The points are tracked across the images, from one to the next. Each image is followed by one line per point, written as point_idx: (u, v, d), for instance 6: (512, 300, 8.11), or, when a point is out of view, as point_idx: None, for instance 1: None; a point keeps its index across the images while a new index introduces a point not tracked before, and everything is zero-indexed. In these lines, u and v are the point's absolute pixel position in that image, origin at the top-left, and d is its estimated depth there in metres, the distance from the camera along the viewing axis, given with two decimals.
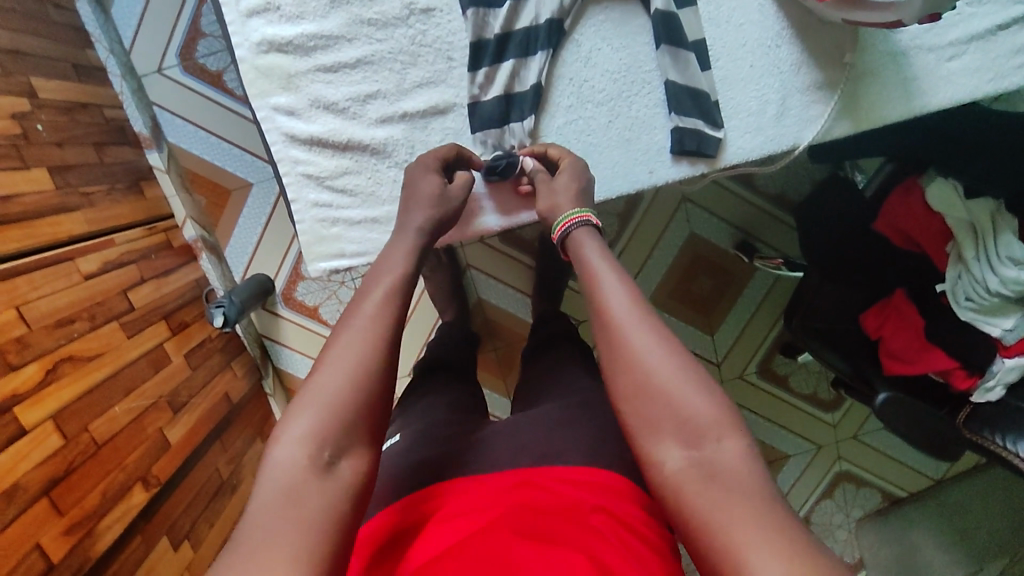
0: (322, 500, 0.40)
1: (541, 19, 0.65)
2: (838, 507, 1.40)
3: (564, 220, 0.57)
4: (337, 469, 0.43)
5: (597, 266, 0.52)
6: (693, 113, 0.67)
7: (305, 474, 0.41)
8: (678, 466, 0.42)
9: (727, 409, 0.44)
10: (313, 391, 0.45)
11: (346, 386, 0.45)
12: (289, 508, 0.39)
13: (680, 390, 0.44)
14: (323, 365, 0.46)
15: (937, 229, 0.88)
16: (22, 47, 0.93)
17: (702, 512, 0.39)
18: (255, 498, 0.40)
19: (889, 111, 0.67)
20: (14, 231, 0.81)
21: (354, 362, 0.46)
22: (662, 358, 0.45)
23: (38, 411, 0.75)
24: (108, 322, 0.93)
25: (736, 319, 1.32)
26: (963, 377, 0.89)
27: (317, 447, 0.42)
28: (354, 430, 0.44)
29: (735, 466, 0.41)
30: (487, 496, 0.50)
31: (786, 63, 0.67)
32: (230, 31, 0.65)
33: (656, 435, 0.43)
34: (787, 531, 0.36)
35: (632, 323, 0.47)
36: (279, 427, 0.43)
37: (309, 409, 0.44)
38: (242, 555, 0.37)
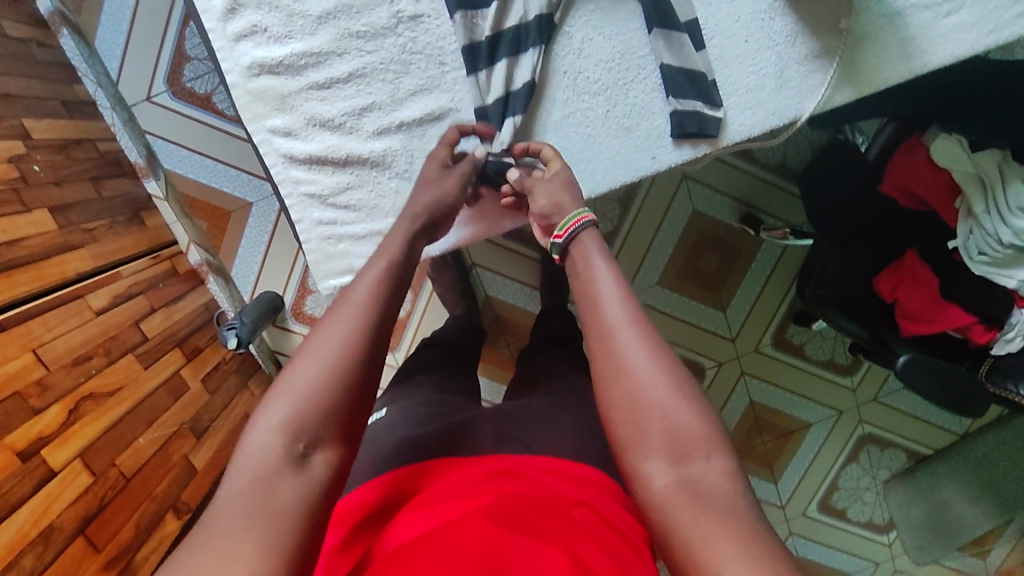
0: (292, 491, 0.42)
1: (533, 14, 0.64)
2: (864, 470, 1.41)
3: (570, 221, 0.56)
4: (310, 460, 0.44)
5: (601, 273, 0.52)
6: (691, 94, 0.66)
7: (279, 463, 0.43)
8: (664, 483, 0.42)
9: (714, 425, 0.44)
10: (291, 379, 0.46)
11: (323, 376, 0.46)
12: (258, 492, 0.41)
13: (668, 402, 0.44)
14: (303, 353, 0.47)
15: (945, 186, 0.87)
16: (12, 90, 0.94)
17: (684, 529, 0.40)
18: (227, 479, 0.42)
19: (890, 73, 0.65)
20: (22, 275, 0.81)
21: (332, 353, 0.47)
22: (648, 365, 0.46)
23: (65, 451, 0.76)
24: (124, 355, 0.93)
25: (747, 292, 1.31)
26: (981, 331, 0.89)
27: (292, 437, 0.44)
28: (329, 425, 0.45)
29: (719, 485, 0.42)
30: (467, 483, 0.54)
31: (781, 35, 0.65)
32: (219, 57, 0.65)
33: (643, 448, 0.44)
34: (760, 549, 0.38)
35: (627, 331, 0.48)
36: (257, 412, 0.45)
37: (283, 395, 0.45)
38: (204, 540, 0.39)
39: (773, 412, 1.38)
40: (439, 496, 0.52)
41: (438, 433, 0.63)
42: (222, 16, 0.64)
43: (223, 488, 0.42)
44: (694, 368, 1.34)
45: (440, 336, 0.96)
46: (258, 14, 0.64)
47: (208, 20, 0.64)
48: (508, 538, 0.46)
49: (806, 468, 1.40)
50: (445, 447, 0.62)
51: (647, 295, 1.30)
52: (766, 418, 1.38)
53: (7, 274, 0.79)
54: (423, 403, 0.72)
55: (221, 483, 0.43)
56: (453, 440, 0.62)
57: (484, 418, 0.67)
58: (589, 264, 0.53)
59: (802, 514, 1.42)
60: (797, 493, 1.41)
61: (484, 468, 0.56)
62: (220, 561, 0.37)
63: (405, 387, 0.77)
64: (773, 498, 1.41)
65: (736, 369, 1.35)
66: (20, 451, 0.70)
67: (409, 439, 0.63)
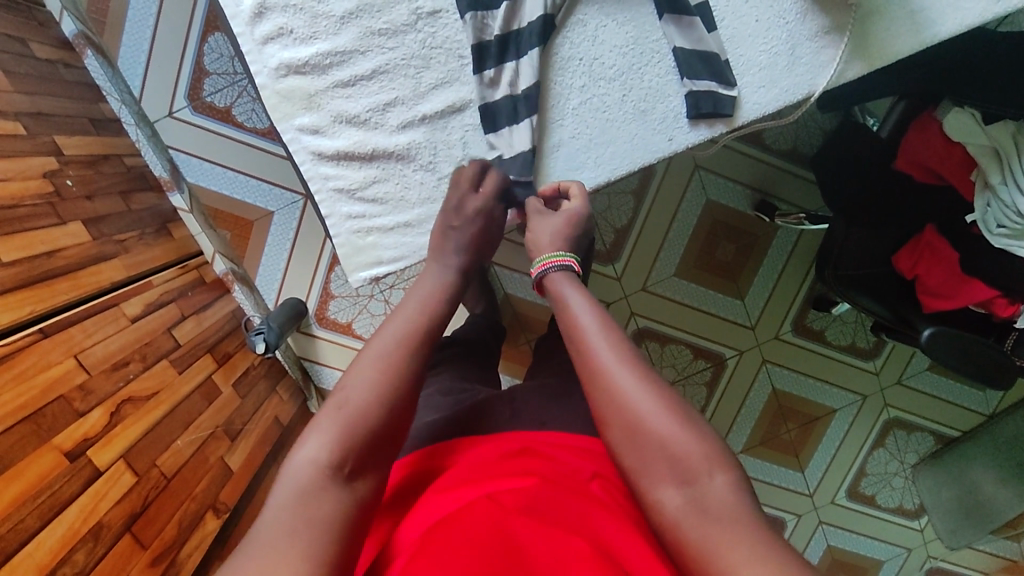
0: (334, 502, 0.44)
1: (534, 15, 0.64)
2: (892, 455, 1.41)
3: (544, 260, 0.63)
4: (356, 482, 0.46)
5: (583, 311, 0.56)
6: (705, 75, 0.66)
7: (325, 477, 0.45)
8: (676, 505, 0.45)
9: (713, 446, 0.47)
10: (338, 404, 0.49)
11: (367, 404, 0.50)
12: (306, 500, 0.43)
13: (669, 430, 0.47)
14: (345, 387, 0.51)
15: (960, 159, 0.88)
16: (43, 109, 0.98)
17: (700, 547, 0.42)
18: (274, 493, 0.44)
19: (901, 45, 0.66)
20: (61, 284, 0.84)
21: (377, 382, 0.51)
22: (648, 396, 0.49)
23: (109, 452, 0.78)
24: (159, 361, 0.95)
25: (766, 277, 1.32)
26: (1005, 305, 0.89)
27: (339, 459, 0.46)
28: (371, 450, 0.49)
29: (726, 499, 0.44)
30: (488, 465, 0.55)
31: (791, 13, 0.66)
32: (249, 61, 0.65)
33: (651, 476, 0.47)
34: (771, 550, 0.41)
35: (627, 366, 0.51)
36: (302, 436, 0.48)
37: (331, 417, 0.48)
38: (260, 545, 0.40)
39: (796, 399, 1.38)
40: (457, 476, 0.54)
41: (470, 423, 0.64)
42: (250, 21, 0.65)
43: (271, 498, 0.44)
44: (715, 357, 1.35)
45: (462, 333, 0.97)
46: (285, 17, 0.64)
47: (236, 25, 0.65)
48: (532, 515, 0.47)
49: (832, 455, 1.40)
50: (479, 434, 0.62)
51: (665, 286, 1.31)
52: (789, 405, 1.38)
53: (47, 283, 0.82)
54: (447, 394, 0.73)
55: (268, 496, 0.44)
56: (485, 428, 0.63)
57: (513, 404, 0.68)
58: (565, 304, 0.58)
59: (831, 501, 1.41)
60: (825, 481, 1.40)
61: (502, 451, 0.57)
62: (275, 562, 0.39)
63: (432, 379, 0.79)
64: (801, 487, 1.40)
65: (758, 357, 1.35)
66: (68, 451, 0.72)
67: (444, 429, 0.64)
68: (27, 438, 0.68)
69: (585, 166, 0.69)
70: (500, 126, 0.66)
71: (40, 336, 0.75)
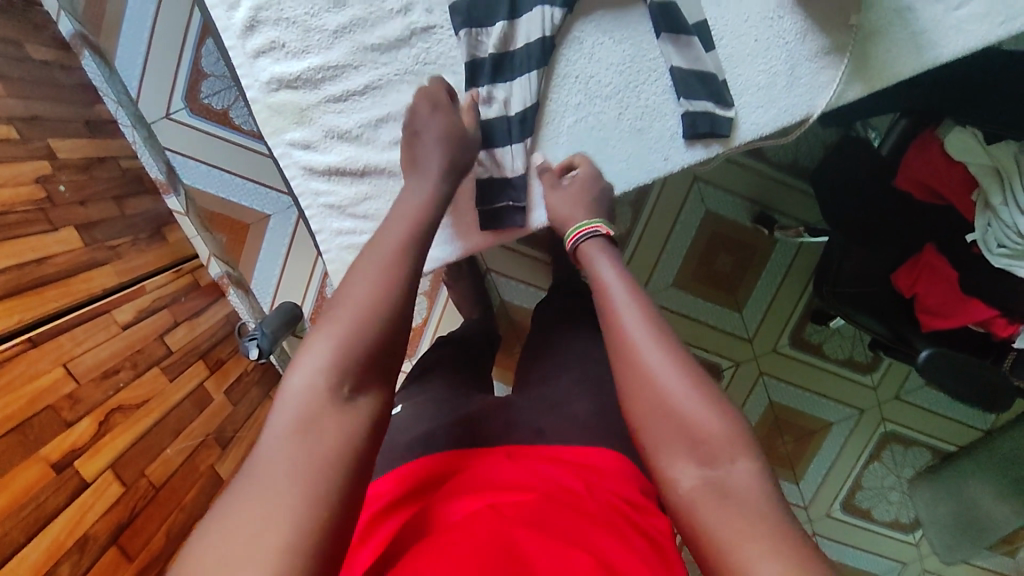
0: (336, 429, 0.42)
1: (534, 37, 0.63)
2: (889, 470, 1.40)
3: (577, 230, 0.60)
4: (355, 404, 0.44)
5: (610, 279, 0.54)
6: (703, 95, 0.65)
7: (322, 403, 0.43)
8: (692, 484, 0.43)
9: (738, 429, 0.44)
10: (335, 318, 0.47)
11: (362, 317, 0.46)
12: (306, 432, 0.41)
13: (693, 402, 0.45)
14: (344, 300, 0.48)
15: (961, 179, 0.88)
16: (37, 112, 0.98)
17: (712, 528, 0.40)
18: (271, 422, 0.42)
19: (902, 67, 0.65)
20: (51, 292, 0.84)
21: (372, 291, 0.48)
22: (672, 367, 0.47)
23: (96, 462, 0.78)
24: (150, 368, 0.94)
25: (764, 291, 1.31)
26: (1004, 326, 0.88)
27: (338, 379, 0.44)
28: (371, 369, 0.46)
29: (749, 486, 0.41)
30: (491, 477, 0.54)
31: (790, 33, 0.65)
32: (239, 75, 0.63)
33: (670, 450, 0.44)
34: (788, 541, 0.38)
35: (650, 335, 0.49)
36: (298, 357, 0.45)
37: (326, 334, 0.46)
38: (253, 487, 0.38)
39: (793, 412, 1.37)
40: (464, 485, 0.54)
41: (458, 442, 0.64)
42: (242, 34, 0.62)
43: (268, 428, 0.42)
44: (713, 369, 1.34)
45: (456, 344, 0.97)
46: (276, 30, 0.62)
47: (227, 38, 0.63)
48: (532, 531, 0.45)
49: (829, 468, 1.39)
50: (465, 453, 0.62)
51: (663, 297, 1.30)
52: (787, 419, 1.37)
53: (38, 291, 0.81)
54: (439, 405, 0.72)
55: (266, 423, 0.42)
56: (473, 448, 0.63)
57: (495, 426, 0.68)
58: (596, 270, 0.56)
59: (826, 514, 1.40)
60: (820, 493, 1.40)
61: (502, 464, 0.57)
62: (263, 508, 0.37)
63: (423, 392, 0.78)
64: (795, 498, 1.39)
65: (755, 369, 1.35)
66: (55, 462, 0.72)
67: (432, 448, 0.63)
68: (11, 449, 0.68)
69: None
70: (498, 146, 0.66)
71: (29, 346, 0.75)
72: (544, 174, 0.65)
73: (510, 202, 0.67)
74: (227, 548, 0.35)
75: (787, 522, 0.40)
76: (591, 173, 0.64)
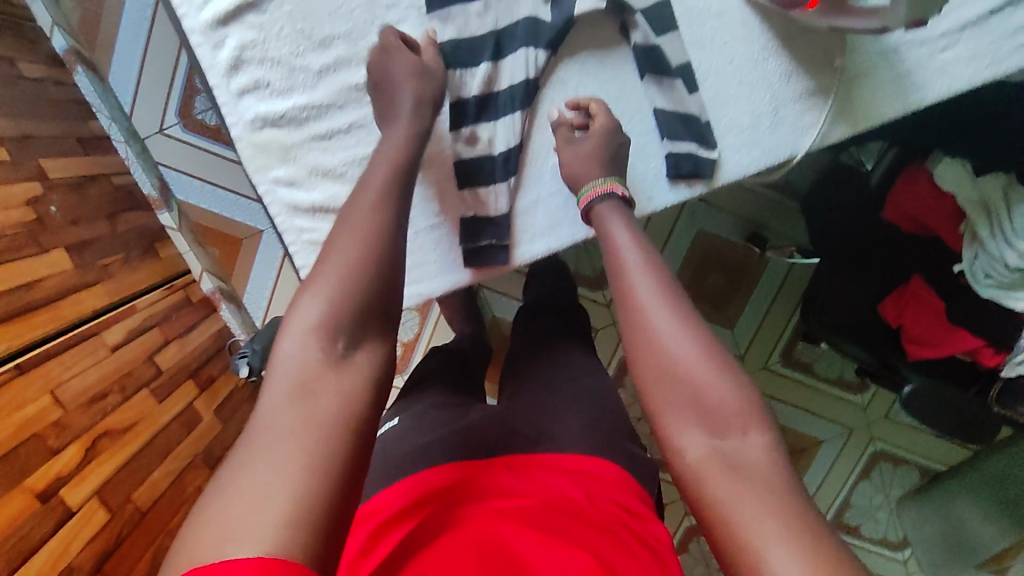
0: (334, 388, 0.42)
1: (516, 79, 0.65)
2: (877, 488, 1.41)
3: (591, 189, 0.60)
4: (349, 361, 0.44)
5: (614, 249, 0.54)
6: (686, 136, 0.65)
7: (318, 363, 0.43)
8: (698, 453, 0.43)
9: (744, 395, 0.45)
10: (320, 278, 0.46)
11: (349, 274, 0.46)
12: (304, 394, 0.41)
13: (697, 369, 0.45)
14: (330, 255, 0.47)
15: (949, 210, 0.87)
16: (29, 131, 0.98)
17: (718, 496, 0.40)
18: (268, 388, 0.42)
19: (887, 109, 0.65)
20: (40, 317, 0.84)
21: (358, 246, 0.47)
22: (676, 336, 0.47)
23: (81, 489, 0.79)
24: (138, 391, 0.96)
25: (754, 310, 1.32)
26: (990, 355, 0.88)
27: (329, 339, 0.44)
28: (364, 325, 0.46)
29: (755, 455, 0.42)
30: (489, 484, 0.56)
31: (775, 75, 0.65)
32: (224, 112, 0.63)
33: (676, 420, 0.45)
34: (794, 510, 0.38)
35: (651, 303, 0.49)
36: (289, 320, 0.45)
37: (314, 296, 0.45)
38: (253, 452, 0.38)
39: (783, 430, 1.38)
40: (462, 494, 0.55)
41: None
42: (227, 73, 0.62)
43: (264, 395, 0.42)
44: None
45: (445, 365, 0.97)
46: (261, 70, 0.62)
47: (211, 77, 0.62)
48: (534, 535, 0.48)
49: (819, 484, 1.40)
50: None
51: None
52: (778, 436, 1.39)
53: (26, 316, 0.82)
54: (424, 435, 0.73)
55: (261, 390, 0.42)
56: None
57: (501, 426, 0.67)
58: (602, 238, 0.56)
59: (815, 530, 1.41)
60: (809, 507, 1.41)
61: (497, 471, 0.58)
62: (265, 472, 0.37)
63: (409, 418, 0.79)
64: None
65: None
66: (40, 492, 0.73)
67: None
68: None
69: (563, 223, 0.68)
70: (482, 184, 0.67)
71: (18, 372, 0.76)
72: (559, 127, 0.64)
73: (492, 238, 0.67)
74: (235, 511, 0.35)
75: (790, 486, 0.40)
76: (608, 123, 0.63)
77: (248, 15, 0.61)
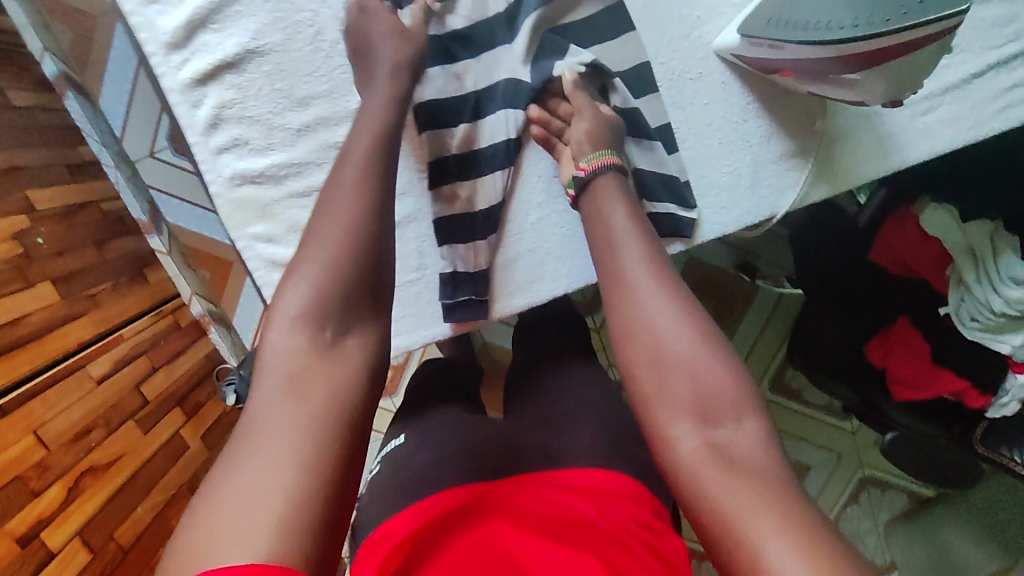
0: (327, 373, 0.42)
1: (497, 139, 0.65)
2: (865, 513, 1.34)
3: (594, 159, 0.58)
4: (340, 346, 0.44)
5: (609, 229, 0.53)
6: (665, 196, 0.65)
7: (310, 349, 0.43)
8: (692, 445, 0.42)
9: (740, 386, 0.45)
10: (309, 257, 0.46)
11: (339, 254, 0.46)
12: (296, 381, 0.42)
13: (693, 358, 0.45)
14: (317, 236, 0.47)
15: (934, 254, 0.86)
16: (18, 162, 0.96)
17: (713, 490, 0.40)
18: (259, 377, 0.42)
19: (867, 171, 0.65)
20: (24, 354, 0.85)
21: (345, 226, 0.47)
22: (672, 323, 0.46)
23: (63, 531, 0.82)
24: (123, 423, 0.97)
25: (743, 338, 1.30)
26: (976, 395, 0.84)
27: (318, 325, 0.44)
28: (354, 307, 0.46)
29: (750, 446, 0.42)
30: (496, 511, 0.52)
31: (755, 136, 0.65)
32: (202, 169, 0.63)
33: (670, 411, 0.44)
34: (790, 504, 0.38)
35: (646, 288, 0.48)
36: (277, 303, 0.45)
37: (303, 278, 0.45)
38: (247, 443, 0.39)
39: None
40: (473, 518, 0.51)
41: None
42: (204, 131, 0.62)
43: (255, 385, 0.42)
44: None
45: None
46: (240, 128, 0.63)
47: (190, 134, 0.63)
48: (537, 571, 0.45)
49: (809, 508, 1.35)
50: None
51: None
52: None
53: (9, 355, 0.82)
54: None
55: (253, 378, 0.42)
56: None
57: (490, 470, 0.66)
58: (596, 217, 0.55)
59: None
60: None
61: (505, 493, 0.54)
62: (259, 465, 0.37)
63: None
64: None
65: None
66: (20, 537, 0.76)
67: None
68: None
69: (543, 279, 0.68)
70: (462, 240, 0.67)
71: None
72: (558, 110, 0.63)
73: (471, 293, 0.67)
74: (233, 507, 0.35)
75: (785, 480, 0.40)
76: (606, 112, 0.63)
77: (227, 74, 0.62)
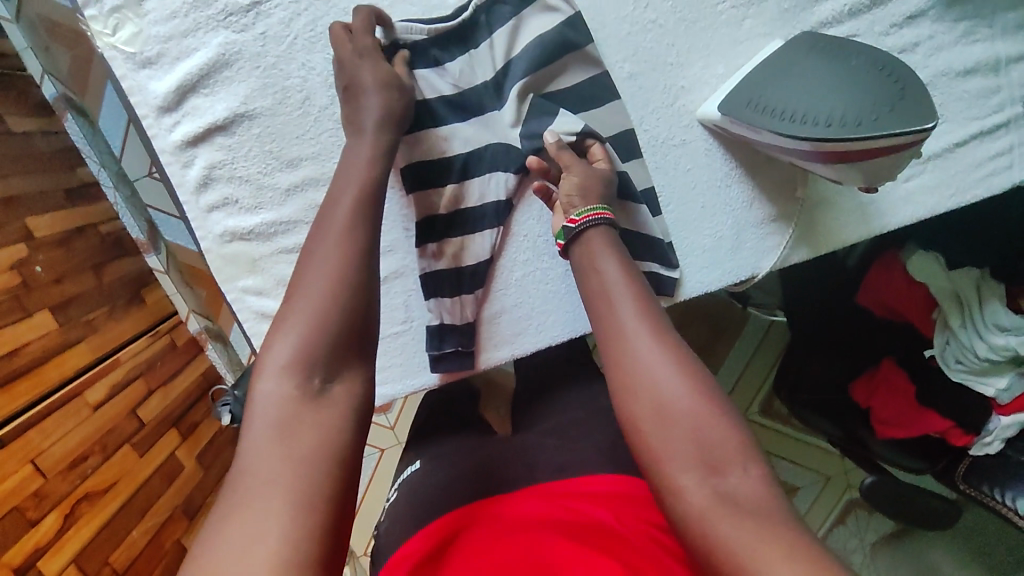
0: (316, 422, 0.43)
1: (490, 199, 0.67)
2: (852, 532, 1.27)
3: (585, 213, 0.57)
4: (328, 393, 0.45)
5: (601, 274, 0.53)
6: (647, 256, 0.66)
7: (297, 398, 0.43)
8: (700, 496, 0.41)
9: (738, 433, 0.44)
10: (296, 308, 0.47)
11: (327, 303, 0.47)
12: (285, 433, 0.41)
13: (692, 406, 0.44)
14: (301, 287, 0.48)
15: (922, 299, 0.85)
16: (16, 190, 0.96)
17: (727, 541, 0.39)
18: (248, 431, 0.42)
19: (847, 235, 0.69)
20: (22, 385, 0.87)
21: (333, 274, 0.48)
22: (670, 371, 0.46)
23: (59, 559, 0.85)
24: (119, 448, 1.00)
25: (731, 368, 1.30)
26: (959, 434, 0.80)
27: (305, 375, 0.44)
28: (341, 356, 0.46)
29: (756, 494, 0.41)
30: (506, 521, 0.50)
31: (737, 202, 0.68)
32: (193, 227, 0.65)
33: (676, 462, 0.43)
34: (806, 549, 0.37)
35: (640, 336, 0.48)
36: (264, 354, 0.45)
37: (290, 329, 0.46)
38: (240, 502, 0.38)
39: None
40: (484, 535, 0.49)
41: None
42: (195, 190, 0.65)
43: (245, 441, 0.42)
44: None
45: None
46: (230, 187, 0.65)
47: (182, 193, 0.65)
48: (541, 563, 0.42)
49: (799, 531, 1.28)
50: None
51: None
52: None
53: (8, 387, 0.84)
54: None
55: (242, 432, 0.42)
56: None
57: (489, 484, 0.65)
58: (588, 262, 0.54)
59: None
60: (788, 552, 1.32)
61: (515, 505, 0.52)
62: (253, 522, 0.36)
63: None
64: None
65: None
66: (17, 567, 0.79)
67: None
68: None
69: (526, 332, 0.70)
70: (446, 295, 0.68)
71: None
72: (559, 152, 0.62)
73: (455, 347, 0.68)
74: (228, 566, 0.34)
75: (793, 524, 0.39)
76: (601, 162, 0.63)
77: (217, 136, 0.64)
